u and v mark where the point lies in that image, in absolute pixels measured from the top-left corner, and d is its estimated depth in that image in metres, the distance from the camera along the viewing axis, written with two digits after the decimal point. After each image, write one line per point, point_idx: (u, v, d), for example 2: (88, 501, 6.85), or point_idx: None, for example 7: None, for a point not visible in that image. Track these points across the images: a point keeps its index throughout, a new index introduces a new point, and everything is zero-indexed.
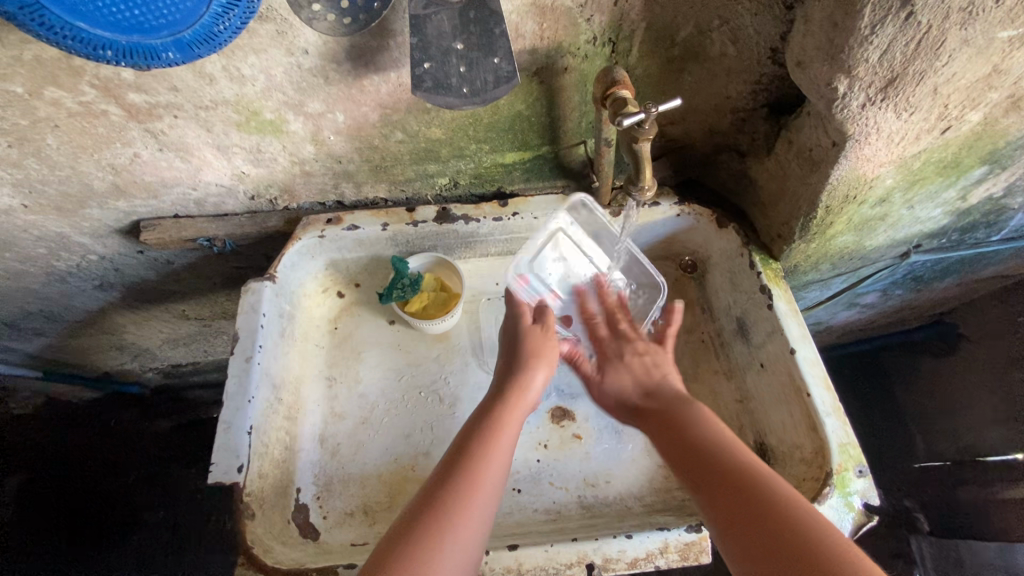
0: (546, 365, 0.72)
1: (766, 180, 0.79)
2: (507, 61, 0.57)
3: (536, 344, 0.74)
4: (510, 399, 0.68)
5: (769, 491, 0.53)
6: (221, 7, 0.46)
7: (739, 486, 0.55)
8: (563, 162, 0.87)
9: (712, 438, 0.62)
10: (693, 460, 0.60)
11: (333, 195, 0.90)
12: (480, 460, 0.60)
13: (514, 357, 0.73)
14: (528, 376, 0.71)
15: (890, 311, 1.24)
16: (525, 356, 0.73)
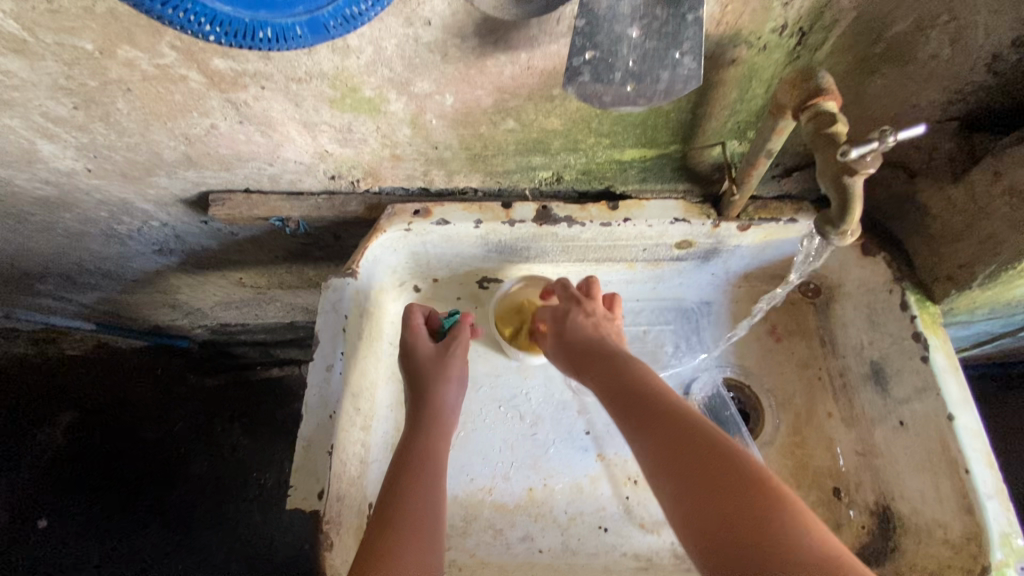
0: (455, 382, 0.74)
1: (947, 210, 0.66)
2: (692, 55, 0.45)
3: (420, 343, 0.76)
4: (434, 408, 0.71)
5: (758, 466, 0.50)
6: None
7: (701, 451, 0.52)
8: (689, 164, 0.75)
9: (662, 399, 0.59)
10: (642, 408, 0.59)
11: (421, 182, 0.80)
12: (430, 462, 0.64)
13: (417, 372, 0.74)
14: (447, 391, 0.73)
15: (1014, 350, 1.10)
16: (427, 369, 0.74)
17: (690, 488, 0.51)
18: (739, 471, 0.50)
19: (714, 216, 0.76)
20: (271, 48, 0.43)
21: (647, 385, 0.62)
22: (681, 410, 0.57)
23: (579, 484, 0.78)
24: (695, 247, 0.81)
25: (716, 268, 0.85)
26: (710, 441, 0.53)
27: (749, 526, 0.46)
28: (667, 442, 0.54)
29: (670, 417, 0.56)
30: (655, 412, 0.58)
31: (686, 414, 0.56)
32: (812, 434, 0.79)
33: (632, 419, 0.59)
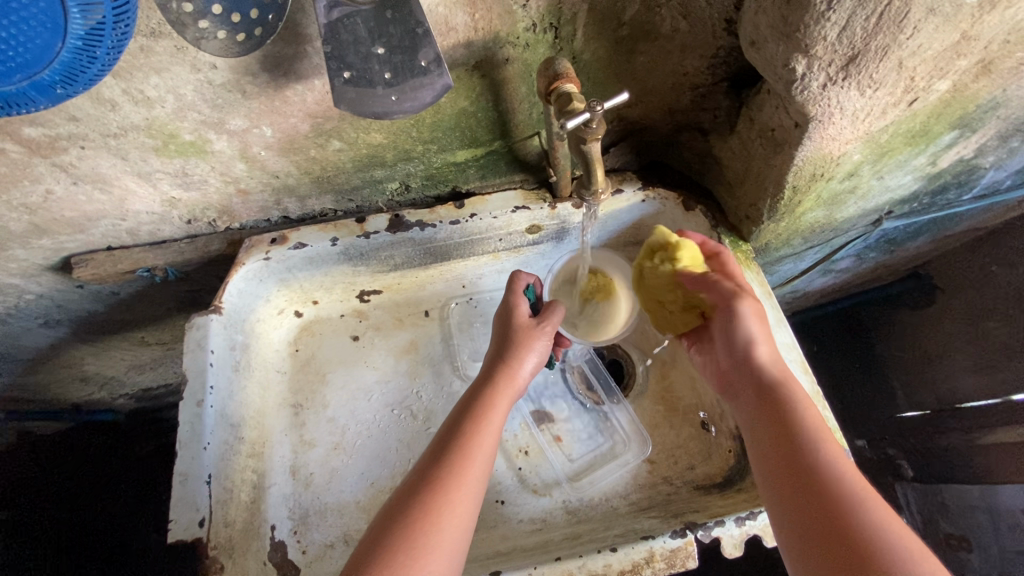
0: (535, 355, 0.72)
1: (730, 159, 0.75)
2: (436, 63, 0.52)
3: (518, 320, 0.74)
4: (500, 391, 0.69)
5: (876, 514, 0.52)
6: (79, 42, 0.45)
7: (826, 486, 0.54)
8: (518, 155, 0.82)
9: (800, 404, 0.62)
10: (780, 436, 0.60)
11: (277, 211, 0.84)
12: (464, 454, 0.62)
13: (505, 344, 0.73)
14: (516, 365, 0.71)
15: (866, 271, 1.22)
16: (512, 346, 0.72)
17: (789, 496, 0.56)
18: (836, 490, 0.54)
19: (549, 200, 0.84)
20: (6, 113, 0.48)
21: (789, 390, 0.64)
22: (797, 415, 0.61)
23: None
24: (544, 230, 0.87)
25: (573, 245, 0.91)
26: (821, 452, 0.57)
27: (836, 529, 0.51)
28: (779, 452, 0.59)
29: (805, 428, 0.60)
30: (784, 424, 0.61)
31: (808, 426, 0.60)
32: (676, 376, 0.87)
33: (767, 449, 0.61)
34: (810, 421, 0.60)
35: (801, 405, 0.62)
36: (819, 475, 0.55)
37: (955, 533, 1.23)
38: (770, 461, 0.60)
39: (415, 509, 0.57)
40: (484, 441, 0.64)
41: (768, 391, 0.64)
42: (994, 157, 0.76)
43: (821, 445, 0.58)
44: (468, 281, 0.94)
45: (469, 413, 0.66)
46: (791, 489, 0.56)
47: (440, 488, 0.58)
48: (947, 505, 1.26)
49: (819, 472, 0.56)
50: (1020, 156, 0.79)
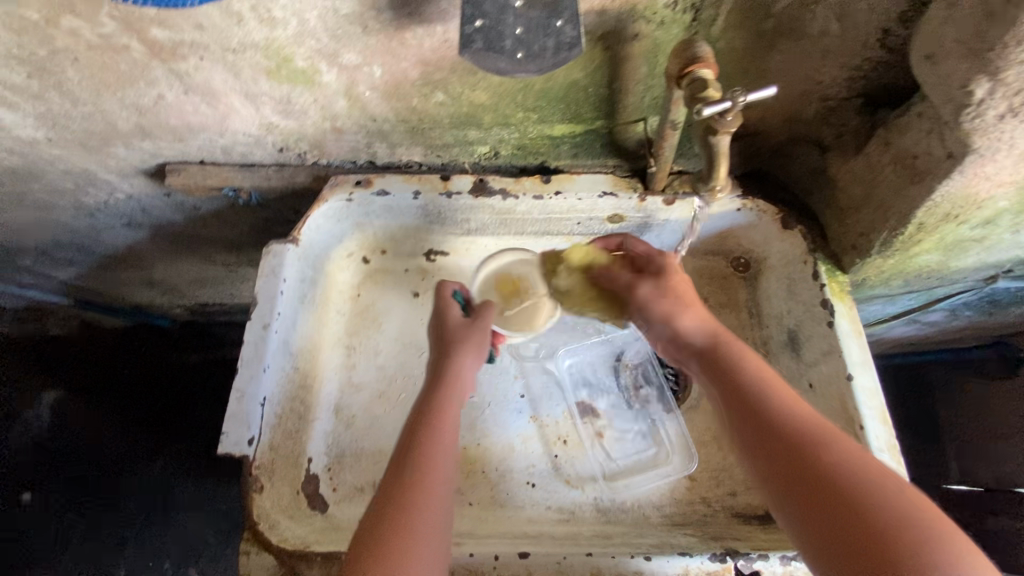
0: (471, 353, 0.73)
1: (848, 182, 0.70)
2: (572, 25, 0.50)
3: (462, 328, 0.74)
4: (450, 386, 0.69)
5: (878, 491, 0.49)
6: None
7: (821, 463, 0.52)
8: (617, 140, 0.79)
9: (776, 398, 0.59)
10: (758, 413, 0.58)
11: (365, 154, 0.84)
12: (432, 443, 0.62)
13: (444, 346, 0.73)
14: (461, 365, 0.71)
15: (952, 329, 1.13)
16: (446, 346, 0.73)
17: (805, 506, 0.51)
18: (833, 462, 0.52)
19: (640, 191, 0.80)
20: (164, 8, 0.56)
21: (760, 382, 0.60)
22: (778, 411, 0.57)
23: (511, 443, 0.82)
24: (627, 222, 0.84)
25: (651, 244, 0.87)
26: (825, 446, 0.53)
27: (851, 514, 0.48)
28: (773, 456, 0.55)
29: (791, 422, 0.56)
30: (766, 420, 0.57)
31: (797, 419, 0.56)
32: None
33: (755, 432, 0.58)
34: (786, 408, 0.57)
35: (779, 397, 0.59)
36: (828, 471, 0.51)
37: None
38: (768, 466, 0.55)
39: (388, 502, 0.57)
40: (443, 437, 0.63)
41: (744, 390, 0.61)
42: None
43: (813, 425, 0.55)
44: None
45: (427, 412, 0.66)
46: (796, 495, 0.52)
47: (408, 483, 0.58)
48: None
49: (829, 468, 0.51)
50: None
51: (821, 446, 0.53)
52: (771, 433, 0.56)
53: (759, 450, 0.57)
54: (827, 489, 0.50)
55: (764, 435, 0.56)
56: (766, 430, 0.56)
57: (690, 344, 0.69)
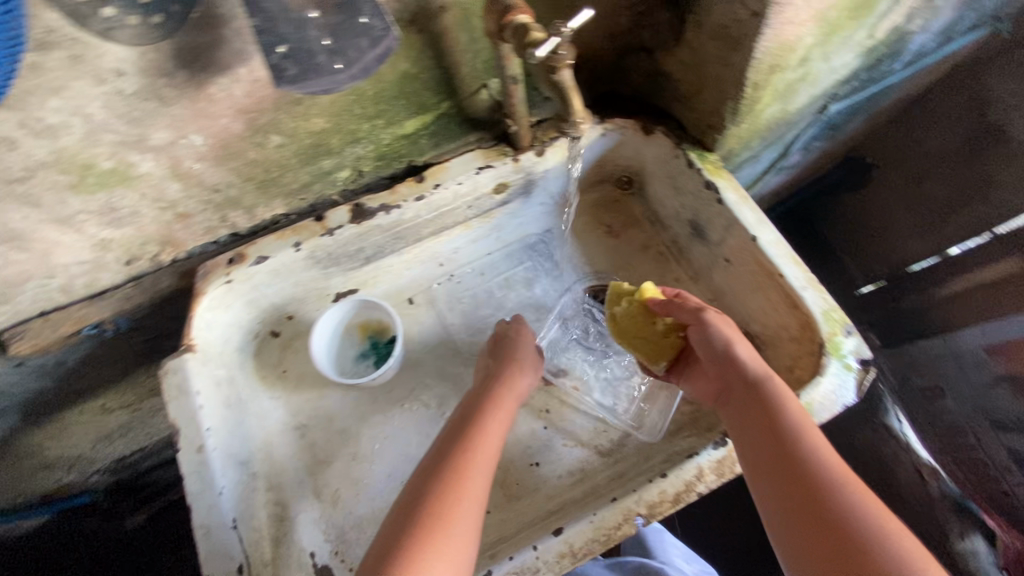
0: (530, 369, 0.78)
1: (682, 72, 0.74)
2: (377, 17, 0.48)
3: (522, 355, 0.79)
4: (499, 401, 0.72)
5: (871, 527, 0.51)
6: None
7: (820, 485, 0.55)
8: (469, 113, 0.78)
9: (796, 420, 0.60)
10: (772, 438, 0.60)
11: (225, 229, 0.77)
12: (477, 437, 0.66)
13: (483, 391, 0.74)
14: (517, 379, 0.75)
15: (811, 163, 1.26)
16: (513, 361, 0.77)
17: (812, 533, 0.53)
18: (825, 491, 0.54)
19: (511, 153, 0.81)
20: None
21: (788, 405, 0.62)
22: (800, 435, 0.59)
23: (501, 437, 0.81)
24: (512, 187, 0.85)
25: (544, 198, 0.89)
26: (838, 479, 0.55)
27: (847, 551, 0.50)
28: (786, 479, 0.57)
29: (809, 451, 0.58)
30: (782, 444, 0.59)
31: (816, 449, 0.57)
32: None
33: (761, 459, 0.60)
34: (808, 436, 0.59)
35: (799, 419, 0.60)
36: (831, 505, 0.53)
37: (927, 385, 1.26)
38: (778, 486, 0.57)
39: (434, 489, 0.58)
40: (490, 443, 0.66)
41: (768, 413, 0.61)
42: (921, 20, 0.78)
43: (816, 450, 0.57)
44: (445, 259, 0.90)
45: (470, 420, 0.69)
46: (804, 520, 0.54)
47: (453, 471, 0.60)
48: (916, 361, 1.29)
49: (841, 500, 0.53)
50: (942, 15, 0.81)
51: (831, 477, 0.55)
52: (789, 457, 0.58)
53: (772, 471, 0.58)
54: (840, 522, 0.52)
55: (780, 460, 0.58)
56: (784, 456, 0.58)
57: (739, 373, 0.66)
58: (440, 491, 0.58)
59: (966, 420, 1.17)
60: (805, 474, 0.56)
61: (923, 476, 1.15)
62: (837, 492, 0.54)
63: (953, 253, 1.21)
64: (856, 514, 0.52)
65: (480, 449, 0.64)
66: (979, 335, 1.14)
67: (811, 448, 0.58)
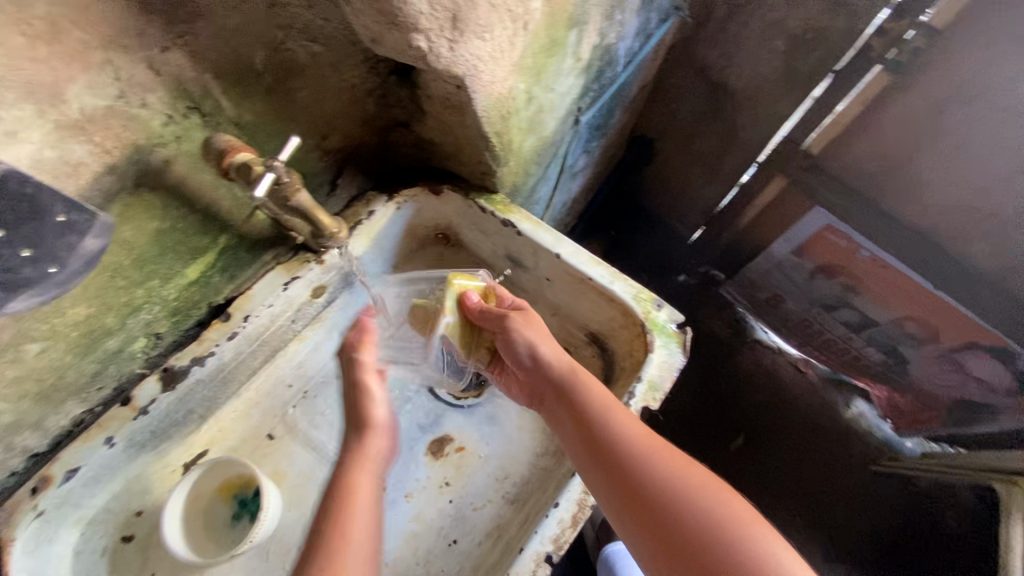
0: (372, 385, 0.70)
1: (439, 136, 0.79)
2: (74, 209, 0.46)
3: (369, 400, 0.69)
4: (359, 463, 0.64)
5: (680, 480, 0.55)
6: None
7: (630, 453, 0.58)
8: (254, 236, 0.77)
9: (614, 418, 0.62)
10: (584, 424, 0.63)
11: (14, 458, 0.67)
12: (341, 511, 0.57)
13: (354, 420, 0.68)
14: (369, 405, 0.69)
15: (601, 157, 1.42)
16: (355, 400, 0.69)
17: (647, 524, 0.54)
18: (634, 456, 0.58)
19: (313, 257, 0.81)
20: None
21: (600, 408, 0.64)
22: (615, 432, 0.61)
23: (411, 531, 0.79)
24: (330, 285, 0.85)
25: (366, 283, 0.90)
26: (664, 471, 0.56)
27: (664, 511, 0.53)
28: (611, 466, 0.59)
29: (622, 438, 0.60)
30: (594, 427, 0.62)
31: (636, 441, 0.60)
32: None
33: (581, 445, 0.62)
34: (620, 421, 0.62)
35: (616, 420, 0.62)
36: (645, 474, 0.56)
37: (768, 295, 1.47)
38: (598, 466, 0.60)
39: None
40: (355, 513, 0.57)
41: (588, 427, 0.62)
42: (615, 33, 0.92)
43: (617, 424, 0.61)
44: (292, 378, 0.86)
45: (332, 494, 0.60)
46: (646, 517, 0.54)
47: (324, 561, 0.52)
48: (753, 281, 1.50)
49: (669, 496, 0.54)
50: (630, 23, 0.97)
51: (649, 454, 0.58)
52: (614, 463, 0.59)
53: (600, 464, 0.60)
54: (670, 523, 0.52)
55: (609, 465, 0.59)
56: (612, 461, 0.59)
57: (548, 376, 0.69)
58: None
59: (807, 312, 1.39)
60: (615, 449, 0.59)
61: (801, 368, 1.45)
62: (665, 480, 0.55)
63: (742, 181, 1.37)
64: (670, 472, 0.56)
65: (345, 524, 0.56)
66: (783, 243, 1.35)
67: (617, 426, 0.61)
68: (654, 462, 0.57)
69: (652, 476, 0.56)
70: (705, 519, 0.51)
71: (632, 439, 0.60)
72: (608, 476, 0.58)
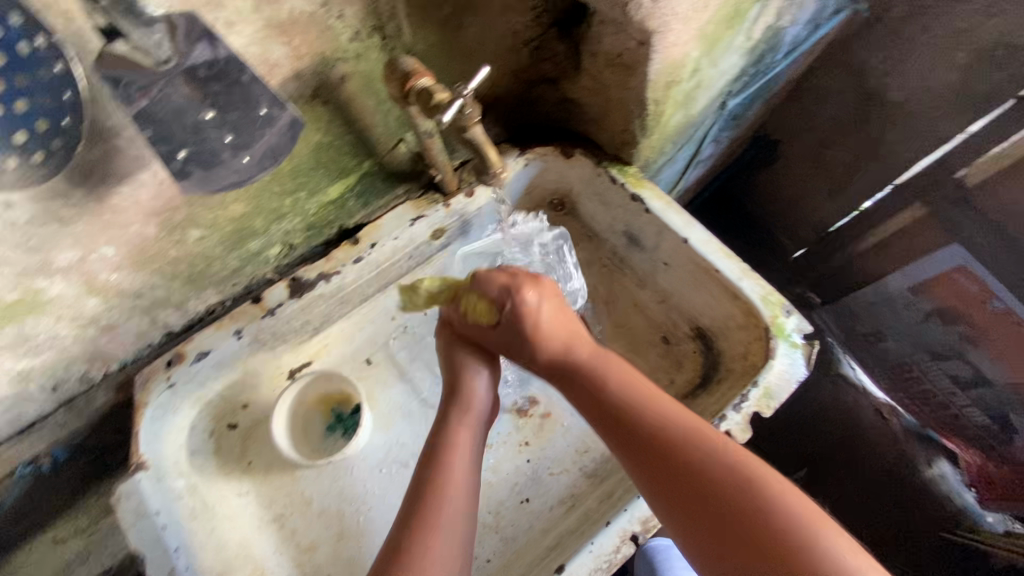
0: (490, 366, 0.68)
1: (588, 97, 0.77)
2: (276, 105, 0.46)
3: (472, 354, 0.68)
4: (465, 414, 0.64)
5: (732, 472, 0.49)
6: None
7: (672, 445, 0.52)
8: (391, 168, 0.79)
9: (655, 408, 0.55)
10: (615, 415, 0.57)
11: (157, 331, 0.73)
12: (450, 465, 0.57)
13: (453, 378, 0.68)
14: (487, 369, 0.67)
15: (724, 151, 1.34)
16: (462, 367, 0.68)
17: (699, 526, 0.49)
18: (678, 446, 0.52)
19: (441, 198, 0.81)
20: None
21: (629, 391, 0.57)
22: (654, 423, 0.54)
23: (487, 481, 0.80)
24: (449, 230, 0.85)
25: (481, 234, 0.89)
26: (703, 448, 0.52)
27: (722, 512, 0.48)
28: (653, 463, 0.53)
29: (658, 427, 0.54)
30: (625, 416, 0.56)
31: (678, 428, 0.53)
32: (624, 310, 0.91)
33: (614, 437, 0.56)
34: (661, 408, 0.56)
35: (655, 411, 0.55)
36: (693, 471, 0.50)
37: (869, 330, 1.29)
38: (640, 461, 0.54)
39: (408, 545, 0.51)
40: (456, 471, 0.57)
41: (622, 416, 0.56)
42: (790, 15, 0.86)
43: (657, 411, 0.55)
44: (396, 311, 0.88)
45: (435, 444, 0.60)
46: (698, 519, 0.49)
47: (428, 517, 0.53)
48: (855, 312, 1.32)
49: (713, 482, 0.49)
50: (807, 7, 0.89)
51: (691, 444, 0.52)
52: (657, 462, 0.53)
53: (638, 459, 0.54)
54: (733, 526, 0.47)
55: (653, 459, 0.53)
56: (656, 453, 0.53)
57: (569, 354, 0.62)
58: (412, 564, 0.50)
59: (909, 356, 1.21)
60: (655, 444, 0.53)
61: (884, 415, 1.22)
62: (717, 477, 0.50)
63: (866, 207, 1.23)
64: (719, 465, 0.50)
65: (448, 501, 0.55)
66: (903, 277, 1.17)
67: (656, 411, 0.55)
68: (702, 454, 0.51)
69: (699, 471, 0.50)
70: (768, 521, 0.46)
71: (670, 428, 0.54)
72: (652, 474, 0.52)
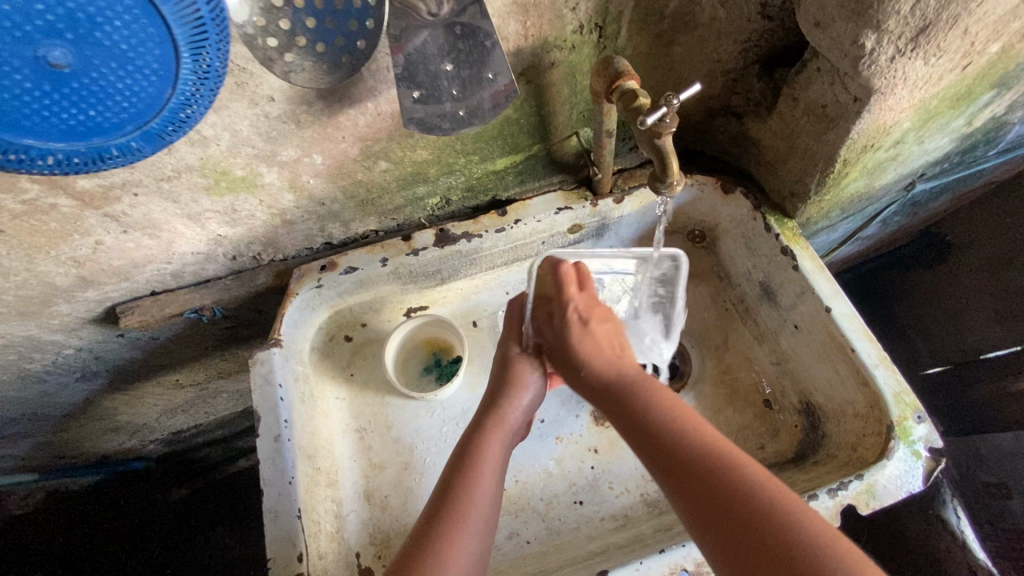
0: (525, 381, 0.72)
1: (771, 140, 0.76)
2: (502, 74, 0.53)
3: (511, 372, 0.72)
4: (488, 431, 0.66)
5: (757, 493, 0.47)
6: (187, 85, 0.44)
7: (690, 460, 0.52)
8: (556, 157, 0.83)
9: (691, 428, 0.55)
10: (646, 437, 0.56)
11: (321, 238, 0.84)
12: (468, 472, 0.61)
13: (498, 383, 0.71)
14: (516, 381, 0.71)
15: (887, 236, 1.24)
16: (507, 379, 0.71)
17: (730, 542, 0.47)
18: (702, 463, 0.51)
19: (591, 198, 0.84)
20: (117, 163, 0.48)
21: (662, 415, 0.57)
22: (686, 441, 0.53)
23: (548, 469, 0.83)
24: (586, 229, 0.87)
25: (613, 240, 0.91)
26: (732, 470, 0.49)
27: (757, 534, 0.45)
28: (682, 477, 0.51)
29: (691, 442, 0.53)
30: (655, 434, 0.56)
31: (705, 444, 0.52)
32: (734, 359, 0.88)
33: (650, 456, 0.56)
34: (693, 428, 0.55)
35: (682, 428, 0.55)
36: (722, 486, 0.49)
37: (993, 481, 1.06)
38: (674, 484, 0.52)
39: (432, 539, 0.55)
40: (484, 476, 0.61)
41: (657, 431, 0.56)
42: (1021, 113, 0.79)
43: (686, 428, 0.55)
44: (512, 288, 0.93)
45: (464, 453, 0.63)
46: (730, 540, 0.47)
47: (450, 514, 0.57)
48: (984, 454, 1.10)
49: (725, 478, 0.49)
50: None
51: (725, 466, 0.50)
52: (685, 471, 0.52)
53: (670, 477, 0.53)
54: (770, 550, 0.44)
55: (685, 476, 0.51)
56: (686, 469, 0.52)
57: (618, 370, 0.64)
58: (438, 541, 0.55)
59: None
60: (685, 462, 0.52)
61: None
62: (750, 493, 0.48)
63: None
64: (739, 484, 0.48)
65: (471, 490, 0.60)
66: None
67: (690, 429, 0.54)
68: (728, 468, 0.50)
69: (724, 487, 0.49)
70: (794, 535, 0.44)
71: (695, 445, 0.53)
72: (686, 493, 0.51)
